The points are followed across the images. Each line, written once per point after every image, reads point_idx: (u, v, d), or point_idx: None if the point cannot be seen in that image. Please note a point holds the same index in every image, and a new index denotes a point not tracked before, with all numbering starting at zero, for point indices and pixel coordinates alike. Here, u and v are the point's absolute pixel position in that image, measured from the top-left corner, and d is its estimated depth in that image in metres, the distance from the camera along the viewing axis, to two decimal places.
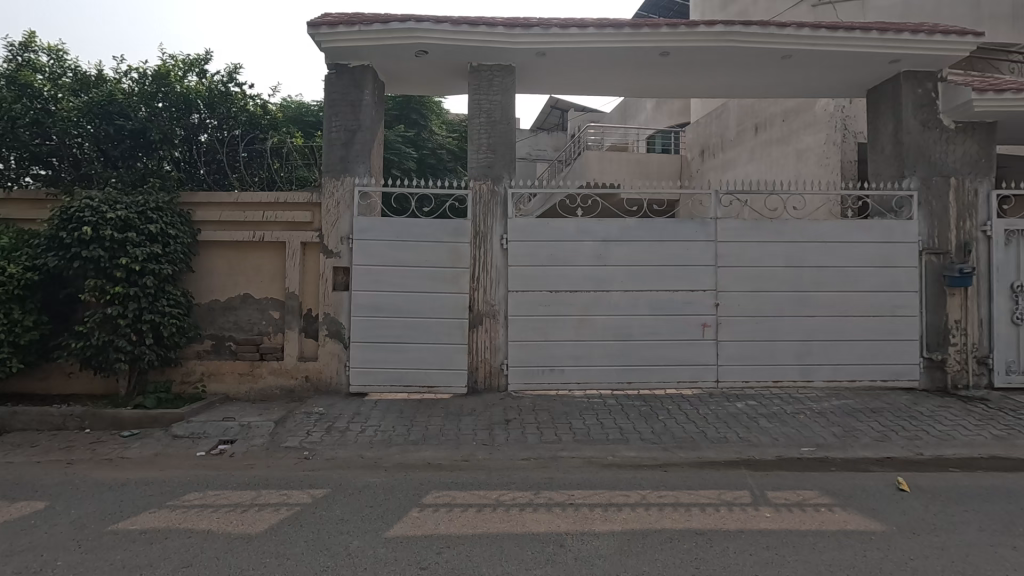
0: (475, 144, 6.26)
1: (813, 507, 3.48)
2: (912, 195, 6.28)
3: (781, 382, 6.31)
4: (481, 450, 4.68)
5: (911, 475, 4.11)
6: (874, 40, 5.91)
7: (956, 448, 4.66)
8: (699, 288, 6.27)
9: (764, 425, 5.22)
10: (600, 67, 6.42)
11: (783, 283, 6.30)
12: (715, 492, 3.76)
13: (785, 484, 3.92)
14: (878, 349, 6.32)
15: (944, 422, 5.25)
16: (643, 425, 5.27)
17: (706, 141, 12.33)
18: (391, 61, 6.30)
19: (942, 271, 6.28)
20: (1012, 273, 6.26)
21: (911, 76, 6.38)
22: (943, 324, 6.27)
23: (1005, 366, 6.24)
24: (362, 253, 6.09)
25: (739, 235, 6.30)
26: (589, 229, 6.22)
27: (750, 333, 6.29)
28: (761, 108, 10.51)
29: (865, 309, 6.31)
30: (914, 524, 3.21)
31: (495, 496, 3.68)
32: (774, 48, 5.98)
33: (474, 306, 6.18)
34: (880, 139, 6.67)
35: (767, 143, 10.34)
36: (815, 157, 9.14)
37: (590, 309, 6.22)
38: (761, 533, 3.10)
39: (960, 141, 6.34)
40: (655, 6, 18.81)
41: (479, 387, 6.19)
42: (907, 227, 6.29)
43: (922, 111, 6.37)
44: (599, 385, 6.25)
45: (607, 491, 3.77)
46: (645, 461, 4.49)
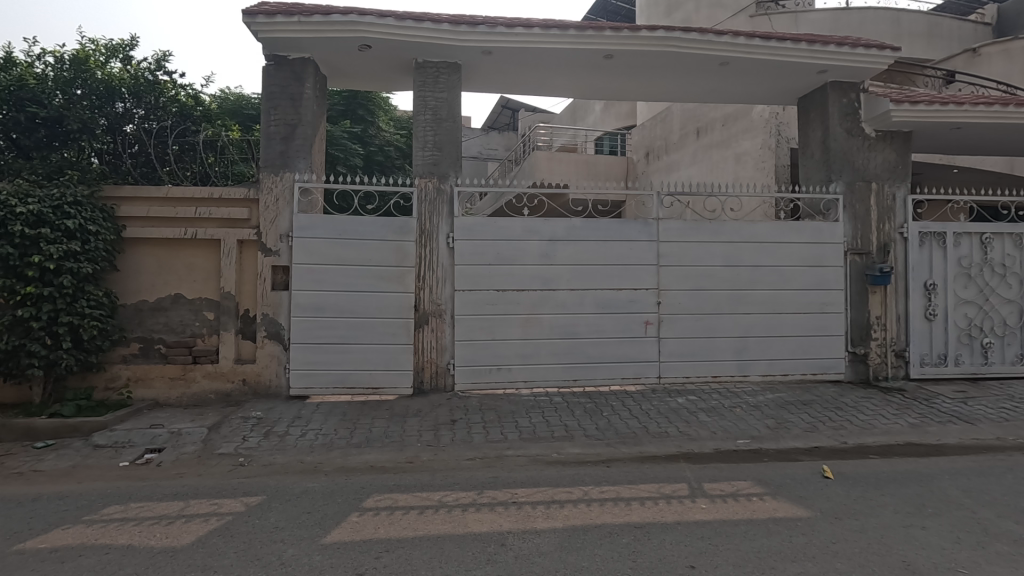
0: (420, 141, 6.17)
1: (745, 497, 3.62)
2: (838, 198, 6.67)
3: (719, 377, 6.55)
4: (426, 452, 4.62)
5: (836, 463, 4.35)
6: (804, 51, 6.23)
7: (876, 437, 4.97)
8: (642, 287, 6.42)
9: (703, 419, 5.40)
10: (546, 68, 6.47)
11: (722, 282, 6.54)
12: (654, 485, 3.86)
13: (721, 475, 4.07)
14: (808, 345, 6.66)
15: (865, 412, 5.60)
16: (587, 421, 5.36)
17: (651, 143, 12.65)
18: (333, 55, 6.13)
19: (865, 270, 6.68)
20: (927, 272, 6.71)
21: (837, 87, 6.76)
22: (865, 321, 6.67)
23: (920, 359, 6.69)
24: (303, 252, 5.90)
25: (680, 235, 6.49)
26: (535, 228, 6.26)
27: (690, 330, 6.50)
28: (703, 113, 10.88)
29: (796, 306, 6.64)
30: (837, 509, 3.39)
31: (437, 498, 3.64)
32: (713, 54, 6.19)
33: (420, 306, 6.09)
34: (810, 146, 7.03)
35: (708, 146, 10.71)
36: (752, 161, 9.54)
37: (537, 308, 6.25)
38: (696, 524, 3.20)
39: (880, 148, 6.77)
40: (603, 8, 19.10)
41: (425, 387, 6.12)
42: (834, 229, 6.66)
43: (847, 120, 6.75)
44: (546, 384, 6.29)
45: (550, 488, 3.81)
46: (589, 458, 4.56)
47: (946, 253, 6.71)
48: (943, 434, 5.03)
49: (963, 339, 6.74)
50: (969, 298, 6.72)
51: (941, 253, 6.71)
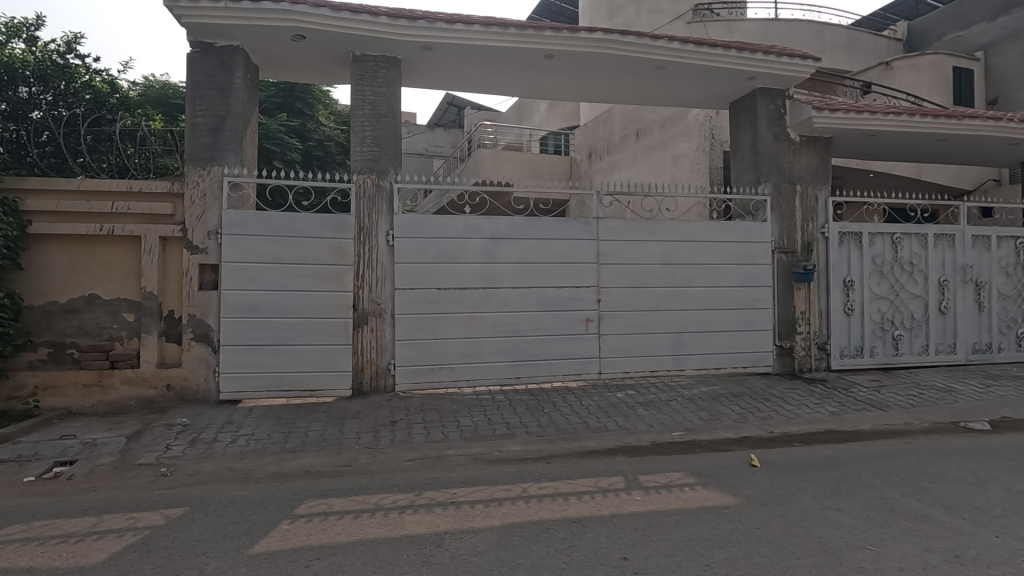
0: (359, 136, 6.03)
1: (678, 487, 3.75)
2: (766, 200, 7.01)
3: (657, 371, 6.74)
4: (365, 454, 4.51)
5: (763, 451, 4.57)
6: (734, 58, 6.51)
7: (799, 425, 5.27)
8: (583, 285, 6.53)
9: (640, 413, 5.55)
10: (488, 65, 6.45)
11: (659, 279, 6.74)
12: (592, 479, 3.93)
13: (656, 467, 4.19)
14: (739, 340, 6.97)
15: (791, 402, 5.91)
16: (529, 418, 5.39)
17: (594, 143, 12.87)
18: (264, 44, 5.87)
19: (791, 268, 7.06)
20: (846, 269, 7.15)
21: (765, 93, 7.10)
22: (791, 316, 7.05)
23: (839, 351, 7.13)
24: (233, 249, 5.63)
25: (619, 234, 6.64)
26: (477, 226, 6.24)
27: (629, 327, 6.66)
28: (642, 115, 11.19)
29: (728, 302, 6.93)
30: (761, 496, 3.56)
31: (374, 501, 3.56)
32: (650, 58, 6.36)
33: (359, 305, 5.94)
34: (741, 149, 7.35)
35: (647, 147, 11.01)
36: (688, 163, 9.89)
37: (478, 307, 6.23)
38: (631, 516, 3.28)
39: (804, 153, 7.16)
40: (547, 8, 19.28)
41: (365, 389, 5.98)
42: (762, 229, 7.01)
43: (774, 125, 7.09)
44: (488, 382, 6.28)
45: (489, 487, 3.80)
46: (529, 454, 4.59)
47: (863, 252, 7.18)
48: (859, 421, 5.39)
49: (877, 332, 7.24)
50: (882, 293, 7.24)
51: (857, 252, 7.17)
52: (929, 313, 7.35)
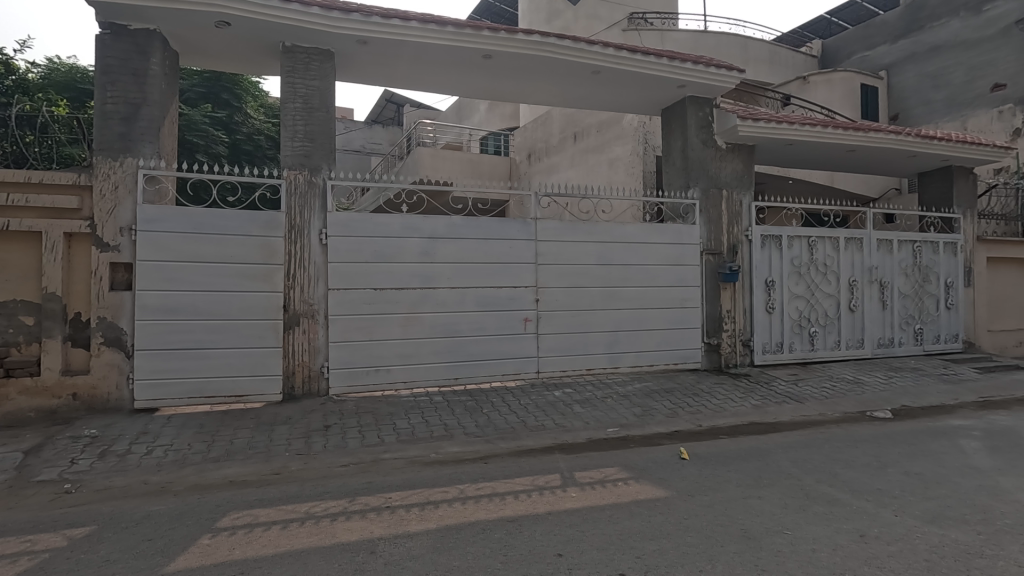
0: (290, 131, 5.80)
1: (612, 482, 3.84)
2: (695, 204, 7.32)
3: (593, 369, 6.89)
4: (296, 461, 4.34)
5: (692, 444, 4.77)
6: (665, 66, 6.75)
7: (725, 418, 5.54)
8: (522, 285, 6.57)
9: (577, 411, 5.65)
10: (425, 63, 6.37)
11: (596, 280, 6.89)
12: (529, 478, 3.95)
13: (591, 463, 4.28)
14: (670, 337, 7.24)
15: (718, 396, 6.20)
16: (467, 419, 5.37)
17: (533, 145, 13.01)
18: (185, 29, 5.53)
19: (718, 268, 7.41)
20: (768, 270, 7.59)
21: (694, 101, 7.41)
22: (718, 314, 7.39)
23: (762, 347, 7.56)
24: (150, 247, 5.27)
25: (557, 234, 6.74)
26: (414, 225, 6.14)
27: (566, 325, 6.76)
28: (580, 118, 11.42)
29: (660, 301, 7.19)
30: (690, 487, 3.71)
31: (304, 509, 3.43)
32: (586, 63, 6.50)
33: (290, 306, 5.71)
34: (672, 154, 7.65)
35: (584, 151, 11.26)
36: (623, 166, 10.20)
37: (416, 307, 6.14)
38: (566, 512, 3.33)
39: (730, 159, 7.53)
40: (487, 9, 19.30)
41: (296, 393, 5.75)
42: (691, 231, 7.32)
43: (702, 132, 7.42)
44: (426, 383, 6.20)
45: (426, 489, 3.75)
46: (467, 455, 4.57)
47: (783, 253, 7.65)
48: (779, 413, 5.73)
49: (795, 329, 7.73)
50: (799, 293, 7.73)
51: (778, 254, 7.63)
52: (841, 311, 7.93)
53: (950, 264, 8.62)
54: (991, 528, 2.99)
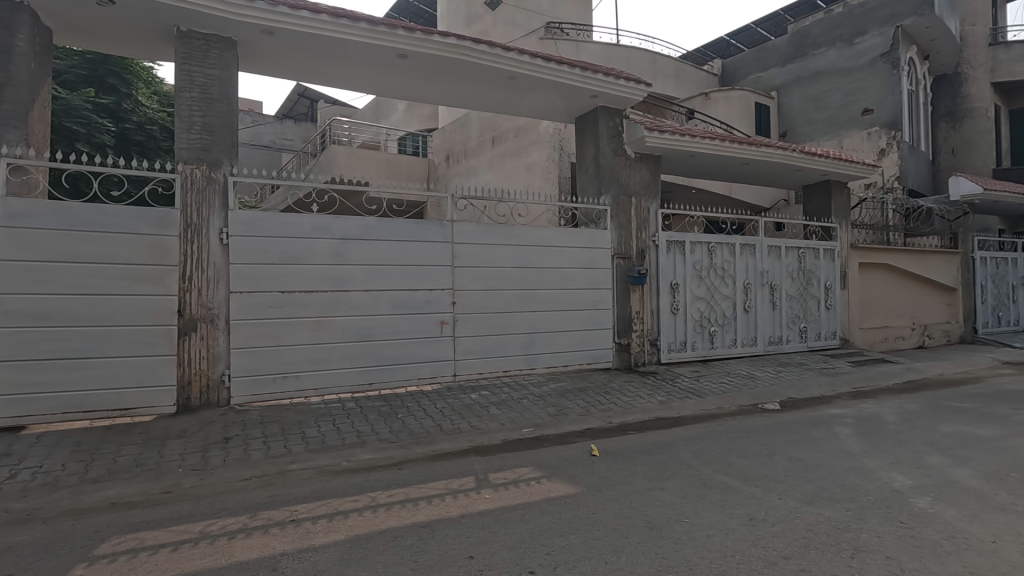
0: (185, 122, 5.39)
1: (525, 481, 3.90)
2: (606, 209, 7.62)
3: (510, 371, 6.96)
4: (190, 478, 4.03)
5: (602, 441, 4.95)
6: (578, 76, 6.98)
7: (633, 415, 5.80)
8: (438, 288, 6.52)
9: (493, 413, 5.69)
10: (337, 58, 6.16)
11: (512, 282, 6.98)
12: (443, 481, 3.93)
13: (505, 464, 4.32)
14: (584, 339, 7.47)
15: (627, 394, 6.48)
16: (381, 424, 5.25)
17: (451, 147, 12.97)
18: (59, 4, 4.98)
19: (627, 272, 7.74)
20: (673, 273, 8.05)
21: (605, 111, 7.71)
22: (628, 316, 7.73)
23: (668, 346, 8.00)
24: (15, 245, 4.70)
25: (473, 237, 6.76)
26: (325, 226, 5.92)
27: (483, 328, 6.79)
28: (497, 123, 11.54)
29: (574, 303, 7.40)
30: (599, 483, 3.84)
31: (198, 528, 3.19)
32: (502, 68, 6.57)
33: (185, 311, 5.29)
34: (585, 161, 7.91)
35: (502, 154, 11.38)
36: (540, 171, 10.43)
37: (327, 310, 5.91)
38: (479, 514, 3.33)
39: (638, 168, 7.90)
40: (406, 9, 19.02)
41: (193, 404, 5.33)
42: (603, 236, 7.60)
43: (613, 141, 7.74)
44: (338, 390, 5.97)
45: (335, 500, 3.62)
46: (380, 462, 4.46)
47: (686, 258, 8.14)
48: (682, 408, 6.09)
49: (697, 329, 8.25)
50: (700, 295, 8.27)
51: (681, 258, 8.11)
52: (737, 311, 8.56)
53: (828, 268, 9.57)
54: (858, 504, 3.34)
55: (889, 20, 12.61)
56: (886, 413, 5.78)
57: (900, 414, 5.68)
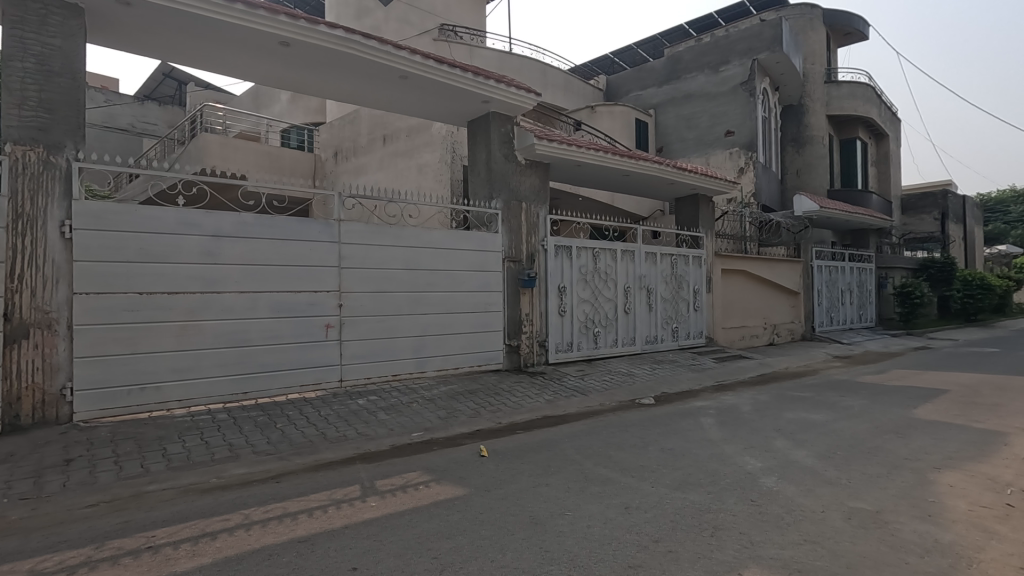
0: (15, 96, 4.66)
1: (413, 486, 3.85)
2: (497, 213, 7.76)
3: (399, 375, 6.82)
4: (19, 509, 3.47)
5: (491, 441, 5.02)
6: (471, 80, 7.03)
7: (522, 414, 5.96)
8: (323, 289, 6.22)
9: (382, 418, 5.55)
10: (209, 39, 5.65)
11: (402, 284, 6.85)
12: (326, 492, 3.75)
13: (393, 470, 4.23)
14: (475, 340, 7.53)
15: (516, 394, 6.64)
16: (257, 436, 4.90)
17: (339, 143, 12.46)
18: None
19: (517, 275, 7.93)
20: (560, 277, 8.39)
21: (497, 117, 7.84)
22: (518, 318, 7.91)
23: (555, 347, 8.31)
24: None
25: (361, 238, 6.55)
26: (194, 221, 5.42)
27: (372, 332, 6.59)
28: (389, 121, 11.28)
29: (465, 305, 7.43)
30: (487, 483, 3.89)
31: (28, 566, 2.76)
32: (393, 67, 6.44)
33: (14, 315, 4.56)
34: (477, 165, 8.00)
35: (393, 154, 11.15)
36: (432, 173, 10.36)
37: (195, 314, 5.39)
38: (364, 524, 3.23)
39: (528, 175, 8.14)
40: None
41: (23, 423, 4.60)
42: (494, 239, 7.72)
43: (505, 147, 7.89)
44: (207, 400, 5.47)
45: (202, 520, 3.31)
46: (255, 476, 4.15)
47: (572, 262, 8.52)
48: (567, 406, 6.36)
49: (582, 330, 8.67)
50: (585, 297, 8.70)
51: (568, 263, 8.48)
52: (617, 313, 9.13)
53: (697, 274, 10.50)
54: (717, 487, 3.71)
55: (747, 53, 14.14)
56: (742, 404, 6.47)
57: (753, 404, 6.39)
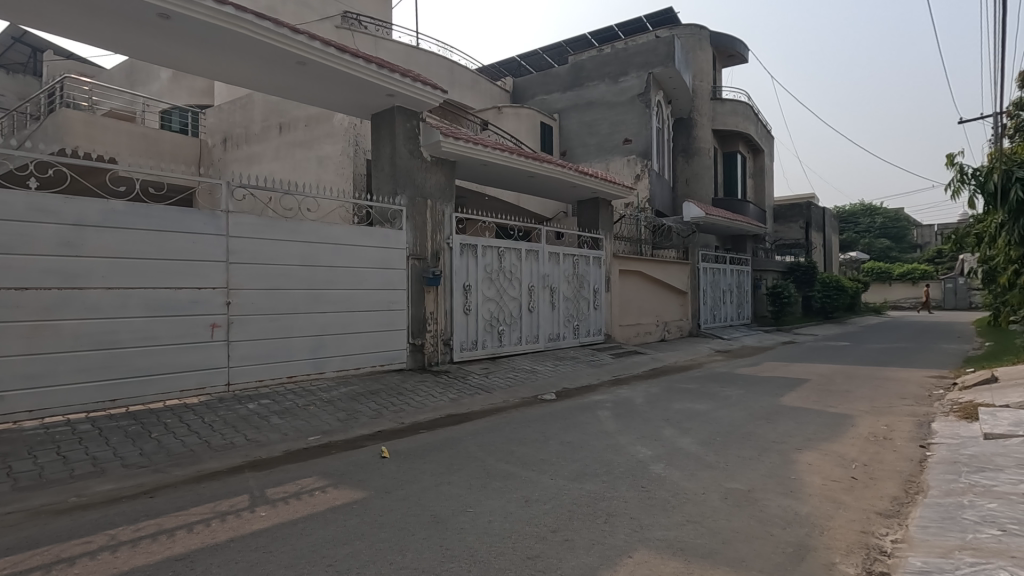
0: None
1: (308, 493, 3.67)
2: (401, 210, 7.60)
3: (294, 376, 6.47)
4: None
5: (393, 442, 4.91)
6: (374, 72, 6.83)
7: (425, 414, 5.89)
8: (208, 286, 5.75)
9: (274, 423, 5.24)
10: (70, 3, 5.01)
11: (298, 281, 6.50)
12: (209, 505, 3.48)
13: (286, 477, 4.00)
14: (377, 339, 7.32)
15: (420, 394, 6.56)
16: (127, 447, 4.43)
17: (229, 129, 11.59)
18: None
19: (422, 273, 7.83)
20: (465, 276, 8.40)
21: (402, 111, 7.68)
22: (423, 316, 7.81)
23: (460, 345, 8.32)
24: None
25: (253, 231, 6.13)
26: (50, 209, 4.80)
27: (264, 332, 6.19)
28: (286, 109, 10.68)
29: (368, 303, 7.21)
30: (388, 484, 3.81)
31: None
32: (289, 52, 6.09)
33: None
34: (381, 160, 7.79)
35: (290, 144, 10.58)
36: (333, 165, 9.96)
37: (51, 313, 4.77)
38: (252, 535, 3.03)
39: (434, 172, 8.06)
40: None
41: None
42: (398, 236, 7.55)
43: (410, 143, 7.75)
44: (66, 410, 4.85)
45: (57, 545, 2.93)
46: (125, 491, 3.75)
47: (477, 261, 8.57)
48: (471, 404, 6.38)
49: (487, 328, 8.74)
50: (490, 296, 8.79)
51: (473, 261, 8.52)
52: (521, 311, 9.31)
53: (597, 274, 10.97)
54: (611, 476, 3.91)
55: (644, 67, 15.01)
56: (635, 396, 6.87)
57: (646, 397, 6.81)
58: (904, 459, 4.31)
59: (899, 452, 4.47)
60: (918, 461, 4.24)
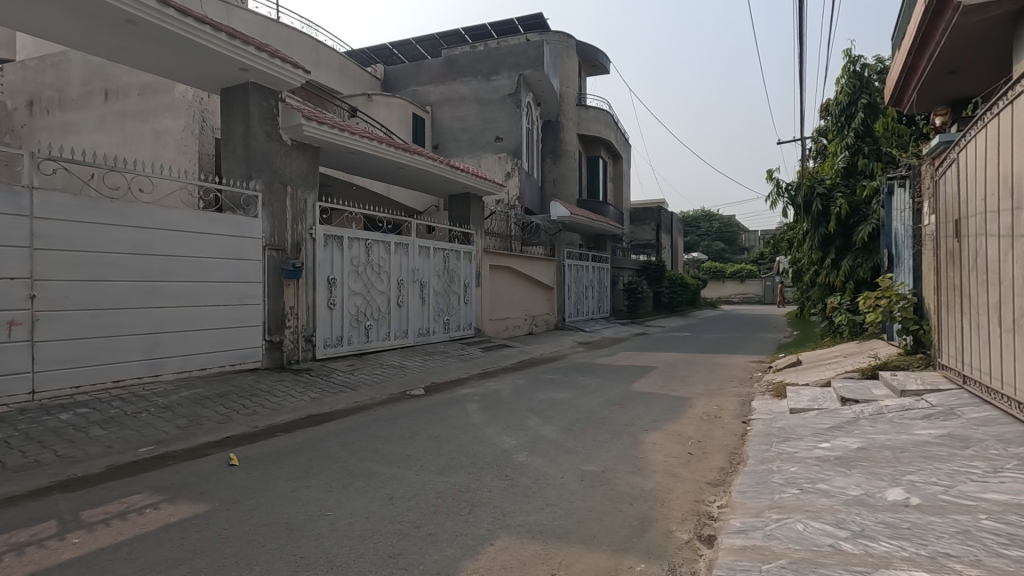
0: None
1: (136, 511, 3.23)
2: (257, 196, 6.98)
3: (123, 381, 5.66)
4: None
5: (243, 448, 4.52)
6: (224, 42, 6.19)
7: (281, 416, 5.49)
8: (3, 277, 4.80)
9: (95, 435, 4.54)
10: None
11: (127, 271, 5.70)
12: (2, 537, 2.91)
13: (109, 495, 3.49)
14: (226, 337, 6.66)
15: (276, 394, 6.10)
16: None
17: (35, 90, 9.77)
18: None
19: (281, 264, 7.29)
20: (328, 268, 7.98)
21: (258, 88, 7.06)
22: (281, 311, 7.27)
23: (322, 341, 7.88)
24: None
25: (67, 213, 5.25)
26: None
27: (81, 330, 5.33)
28: (113, 73, 9.26)
29: (215, 298, 6.53)
30: (235, 494, 3.50)
31: None
32: (117, 8, 5.29)
33: None
34: (232, 140, 7.08)
35: (119, 114, 9.22)
36: (174, 142, 8.87)
37: None
38: (61, 567, 2.60)
39: (294, 157, 7.52)
40: None
41: None
42: (253, 224, 6.93)
43: (266, 123, 7.15)
44: None
45: None
46: None
47: (341, 253, 8.19)
48: (334, 403, 6.09)
49: (352, 323, 8.39)
50: (356, 290, 8.44)
51: (337, 253, 8.13)
52: (390, 306, 9.08)
53: (467, 269, 11.05)
54: (476, 467, 3.97)
55: (515, 68, 15.41)
56: (503, 388, 7.05)
57: (512, 388, 7.02)
58: (730, 434, 4.93)
59: (726, 429, 5.11)
60: (740, 435, 4.89)
